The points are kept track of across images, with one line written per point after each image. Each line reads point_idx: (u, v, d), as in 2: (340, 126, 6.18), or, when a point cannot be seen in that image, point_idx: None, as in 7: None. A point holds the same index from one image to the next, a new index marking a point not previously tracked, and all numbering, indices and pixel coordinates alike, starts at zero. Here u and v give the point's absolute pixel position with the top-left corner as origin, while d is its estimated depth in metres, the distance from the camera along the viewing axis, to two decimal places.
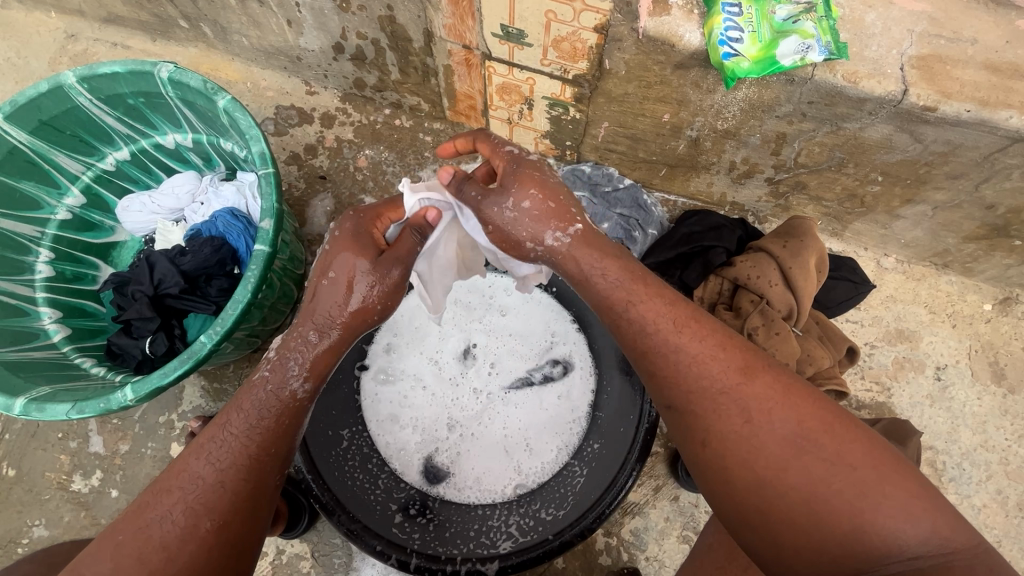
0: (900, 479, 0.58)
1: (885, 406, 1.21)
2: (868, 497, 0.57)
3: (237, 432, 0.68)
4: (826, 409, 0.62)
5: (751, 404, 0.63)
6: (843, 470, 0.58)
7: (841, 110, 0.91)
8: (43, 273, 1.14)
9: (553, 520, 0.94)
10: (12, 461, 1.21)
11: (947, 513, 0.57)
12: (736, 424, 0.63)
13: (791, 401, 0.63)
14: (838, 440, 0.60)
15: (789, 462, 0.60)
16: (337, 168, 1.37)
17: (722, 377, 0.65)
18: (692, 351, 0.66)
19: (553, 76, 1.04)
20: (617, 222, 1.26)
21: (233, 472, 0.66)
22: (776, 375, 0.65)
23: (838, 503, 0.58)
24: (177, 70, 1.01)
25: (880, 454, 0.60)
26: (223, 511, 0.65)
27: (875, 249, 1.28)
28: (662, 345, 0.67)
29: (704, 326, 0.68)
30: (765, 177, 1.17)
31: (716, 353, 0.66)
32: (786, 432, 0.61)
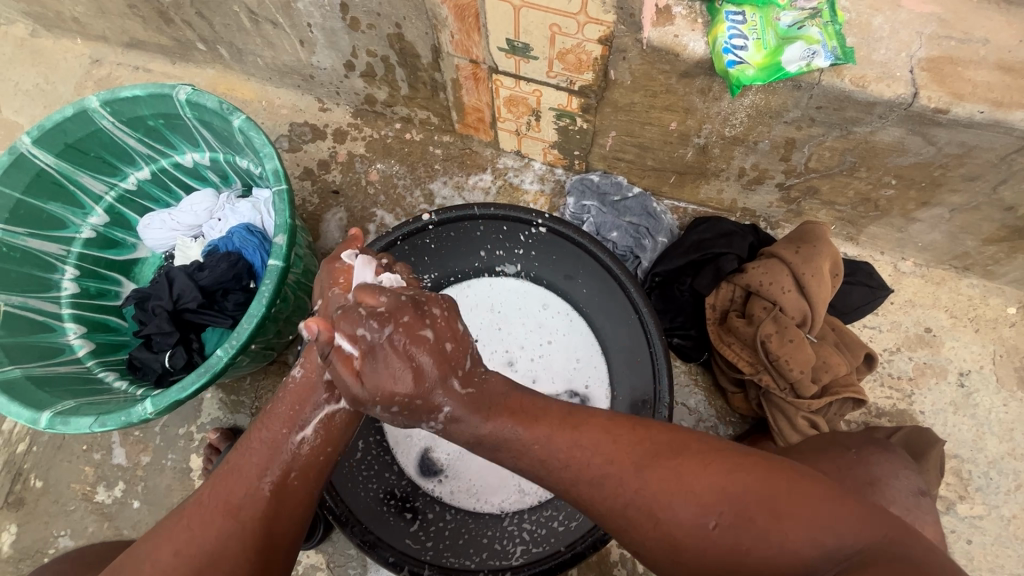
0: (799, 515, 0.58)
1: (906, 414, 1.18)
2: (779, 541, 0.57)
3: (265, 442, 0.71)
4: (715, 468, 0.62)
5: (652, 506, 0.62)
6: (745, 531, 0.58)
7: (850, 115, 0.90)
8: (68, 290, 1.18)
9: (565, 532, 0.94)
10: (39, 473, 1.25)
11: (853, 526, 0.57)
12: (647, 528, 0.62)
13: (684, 487, 0.61)
14: (732, 499, 0.60)
15: (701, 531, 0.60)
16: (349, 182, 1.39)
17: (621, 488, 0.63)
18: (585, 471, 0.65)
19: (559, 87, 1.05)
20: (627, 230, 1.26)
21: (261, 487, 0.69)
22: (663, 467, 0.63)
23: (752, 558, 0.58)
24: (194, 91, 1.04)
25: (778, 492, 0.59)
26: (254, 511, 0.67)
27: (893, 253, 1.25)
28: (554, 462, 0.65)
29: (588, 441, 0.66)
30: (776, 182, 1.16)
31: (607, 470, 0.64)
32: (689, 517, 0.60)
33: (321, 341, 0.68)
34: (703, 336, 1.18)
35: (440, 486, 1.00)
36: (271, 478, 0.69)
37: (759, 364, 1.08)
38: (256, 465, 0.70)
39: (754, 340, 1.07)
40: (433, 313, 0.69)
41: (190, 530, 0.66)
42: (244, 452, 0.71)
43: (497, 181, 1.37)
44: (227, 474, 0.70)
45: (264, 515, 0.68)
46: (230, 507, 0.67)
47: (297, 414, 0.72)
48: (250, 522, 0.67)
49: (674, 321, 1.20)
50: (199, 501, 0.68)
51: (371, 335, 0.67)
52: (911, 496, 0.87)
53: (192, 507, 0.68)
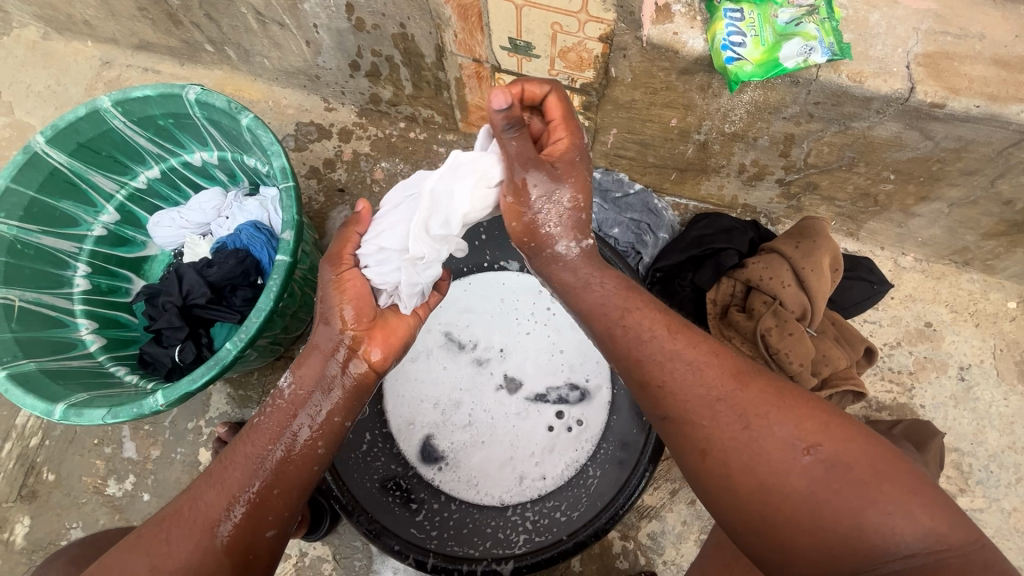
0: (896, 478, 0.58)
1: (907, 408, 1.19)
2: (869, 493, 0.57)
3: (248, 456, 0.72)
4: (816, 412, 0.63)
5: (745, 409, 0.65)
6: (839, 470, 0.59)
7: (848, 110, 0.92)
8: (80, 286, 1.20)
9: (567, 521, 0.96)
10: (51, 466, 1.27)
11: (948, 513, 0.57)
12: (728, 423, 0.65)
13: (787, 408, 0.64)
14: (831, 443, 0.61)
15: (788, 460, 0.61)
16: (354, 180, 1.41)
17: (716, 385, 0.67)
18: (686, 360, 0.70)
19: (561, 85, 1.07)
20: (628, 227, 1.27)
21: (241, 497, 0.69)
22: (769, 386, 0.67)
23: (837, 502, 0.58)
24: (203, 91, 1.06)
25: (879, 456, 0.60)
26: (234, 522, 0.68)
27: (893, 248, 1.26)
28: (656, 354, 0.71)
29: (700, 339, 0.72)
30: (776, 178, 1.17)
31: (705, 374, 0.68)
32: (784, 435, 0.62)
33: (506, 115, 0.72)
34: (705, 330, 1.19)
35: (443, 474, 1.02)
36: (254, 492, 0.70)
37: (759, 357, 1.09)
38: (238, 480, 0.70)
39: (755, 334, 1.09)
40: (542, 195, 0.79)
41: (168, 541, 0.66)
42: (226, 464, 0.71)
43: None
44: (209, 485, 0.70)
45: (245, 533, 0.68)
46: (208, 520, 0.67)
47: (280, 431, 0.74)
48: (230, 533, 0.67)
49: None
50: (180, 509, 0.68)
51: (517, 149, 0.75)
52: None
53: (172, 515, 0.68)
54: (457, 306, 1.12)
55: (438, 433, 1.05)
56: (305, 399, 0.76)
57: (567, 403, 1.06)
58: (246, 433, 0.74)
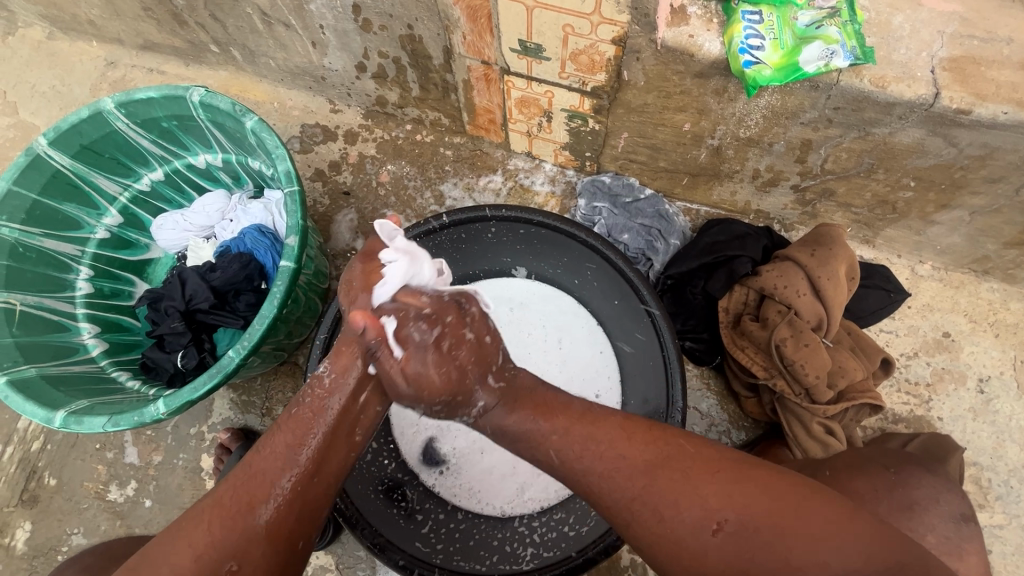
0: (802, 524, 0.58)
1: (924, 420, 1.16)
2: (785, 544, 0.58)
3: (285, 443, 0.67)
4: (722, 474, 0.63)
5: (658, 503, 0.63)
6: (750, 537, 0.59)
7: (869, 115, 0.89)
8: (83, 290, 1.19)
9: (575, 537, 0.93)
10: (53, 470, 1.26)
11: (865, 536, 0.58)
12: (652, 524, 0.63)
13: (691, 486, 0.63)
14: (737, 510, 0.60)
15: (705, 538, 0.60)
16: (360, 183, 1.39)
17: (629, 486, 0.65)
18: (597, 467, 0.67)
19: (572, 88, 1.04)
20: (638, 232, 1.24)
21: (283, 485, 0.65)
22: (674, 462, 0.65)
23: (757, 566, 0.58)
24: (207, 93, 1.05)
25: (780, 494, 0.61)
26: (276, 507, 0.65)
27: (910, 256, 1.23)
28: (566, 457, 0.68)
29: (603, 432, 0.69)
30: (791, 184, 1.14)
31: (621, 460, 0.67)
32: (693, 520, 0.61)
33: (367, 335, 0.66)
34: (716, 340, 1.16)
35: (444, 481, 0.99)
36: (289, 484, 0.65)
37: (773, 368, 1.06)
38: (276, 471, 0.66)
39: (769, 344, 1.05)
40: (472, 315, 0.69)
41: (209, 531, 0.63)
42: (262, 454, 0.67)
43: (507, 182, 1.37)
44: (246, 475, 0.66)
45: (282, 521, 0.65)
46: (248, 505, 0.64)
47: (319, 419, 0.68)
48: (271, 521, 0.64)
49: (685, 324, 1.18)
50: (220, 500, 0.65)
51: (419, 335, 0.66)
52: (953, 521, 0.86)
53: (215, 506, 0.65)
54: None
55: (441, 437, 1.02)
56: (343, 383, 0.68)
57: None
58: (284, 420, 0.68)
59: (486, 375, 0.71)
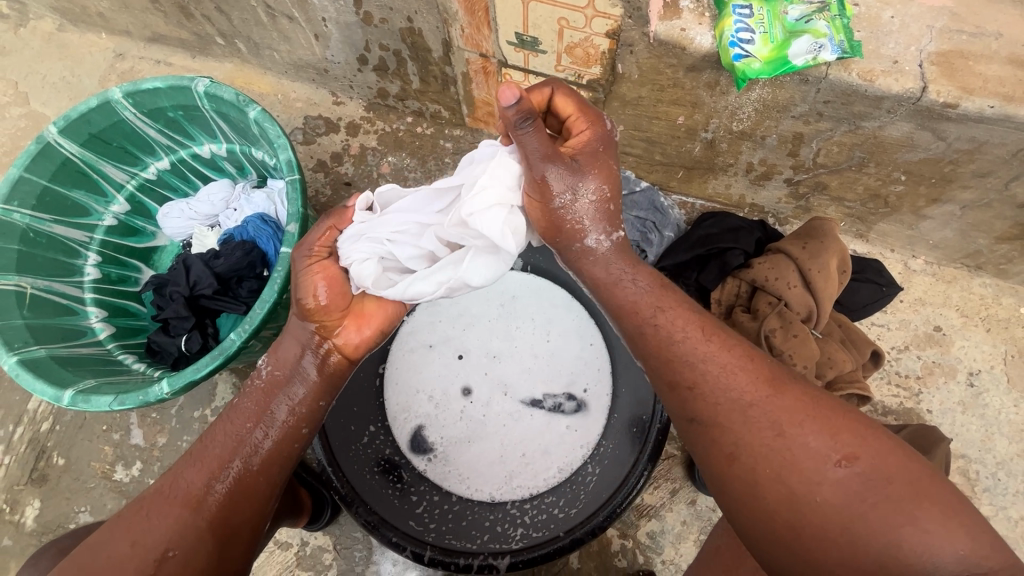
0: (933, 495, 0.60)
1: (913, 413, 1.17)
2: (905, 508, 0.60)
3: (224, 436, 0.76)
4: (862, 427, 0.66)
5: (779, 419, 0.67)
6: (876, 485, 0.61)
7: (858, 109, 0.90)
8: (91, 275, 1.22)
9: (564, 518, 0.96)
10: (61, 450, 1.30)
11: (985, 531, 0.59)
12: (767, 436, 0.67)
13: (826, 420, 0.66)
14: (871, 456, 0.63)
15: (823, 474, 0.63)
16: (361, 174, 1.42)
17: (750, 391, 0.69)
18: (722, 364, 0.71)
19: (567, 81, 1.06)
20: (633, 224, 1.25)
21: (224, 473, 0.73)
22: (806, 394, 0.69)
23: (873, 514, 0.60)
24: (212, 84, 1.07)
25: (908, 468, 0.62)
26: (216, 495, 0.72)
27: (903, 250, 1.24)
28: (690, 356, 0.72)
29: (733, 343, 0.73)
30: (785, 178, 1.15)
31: (742, 380, 0.70)
32: (818, 446, 0.64)
33: None
34: None
35: (433, 467, 1.02)
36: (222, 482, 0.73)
37: None
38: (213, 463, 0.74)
39: (759, 335, 1.07)
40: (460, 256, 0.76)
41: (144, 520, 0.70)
42: (204, 445, 0.76)
43: None
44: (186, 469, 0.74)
45: (225, 508, 0.72)
46: (190, 492, 0.72)
47: (258, 416, 0.77)
48: (211, 507, 0.71)
49: None
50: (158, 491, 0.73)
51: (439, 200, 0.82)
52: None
53: (151, 496, 0.72)
54: (458, 304, 1.11)
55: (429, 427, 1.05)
56: (284, 376, 0.78)
57: (563, 412, 1.05)
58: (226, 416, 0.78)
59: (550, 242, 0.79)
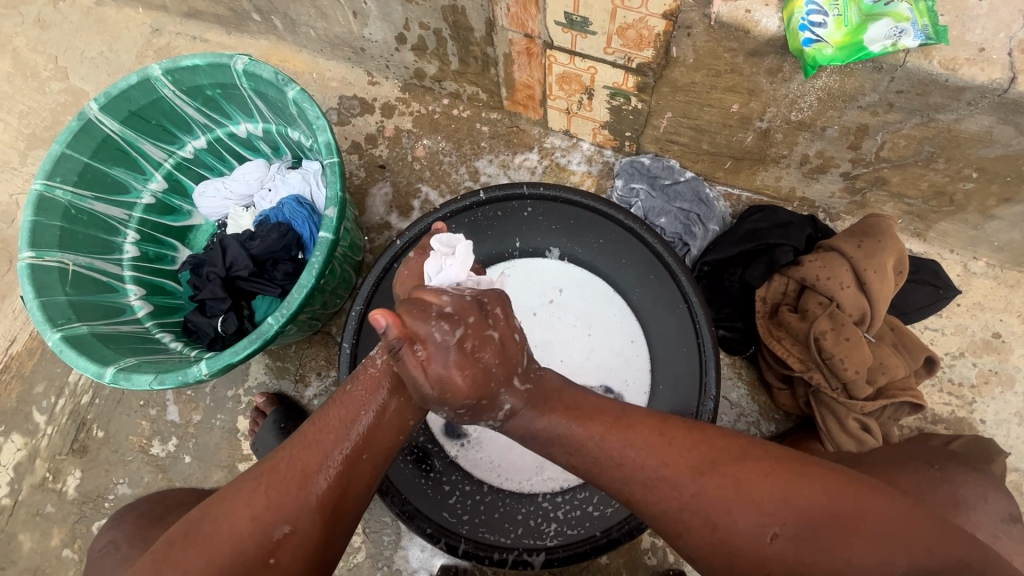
0: (861, 526, 0.59)
1: (965, 422, 1.12)
2: (840, 546, 0.58)
3: (342, 417, 0.70)
4: (774, 477, 0.62)
5: (710, 514, 0.62)
6: (808, 538, 0.59)
7: (935, 100, 0.84)
8: (130, 253, 1.23)
9: (600, 517, 0.94)
10: (101, 423, 1.33)
11: (920, 539, 0.59)
12: (704, 535, 0.63)
13: (746, 496, 0.62)
14: (796, 510, 0.60)
15: (768, 546, 0.60)
16: (396, 157, 1.39)
17: (682, 491, 0.64)
18: (645, 472, 0.66)
19: (616, 65, 1.01)
20: (676, 216, 1.22)
21: (337, 459, 0.68)
22: (727, 471, 0.64)
23: (817, 568, 0.58)
24: (251, 62, 1.05)
25: (836, 502, 0.60)
26: (330, 479, 0.67)
27: (963, 251, 1.18)
28: (607, 460, 0.67)
29: (637, 433, 0.68)
30: (842, 171, 1.09)
31: (662, 473, 0.65)
32: (750, 525, 0.61)
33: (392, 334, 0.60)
34: (751, 329, 1.14)
35: (466, 453, 1.01)
36: (346, 455, 0.68)
37: (810, 361, 1.03)
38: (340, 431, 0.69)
39: (808, 337, 1.03)
40: (495, 314, 0.67)
41: (265, 501, 0.66)
42: (319, 426, 0.70)
43: (543, 161, 1.35)
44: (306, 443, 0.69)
45: (340, 491, 0.68)
46: (304, 476, 0.67)
47: (371, 400, 0.71)
48: (324, 495, 0.67)
49: (720, 312, 1.16)
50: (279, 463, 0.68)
51: (441, 337, 0.62)
52: (998, 522, 0.81)
53: (273, 466, 0.68)
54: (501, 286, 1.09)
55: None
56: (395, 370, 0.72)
57: None
58: (340, 395, 0.73)
59: (511, 376, 0.68)
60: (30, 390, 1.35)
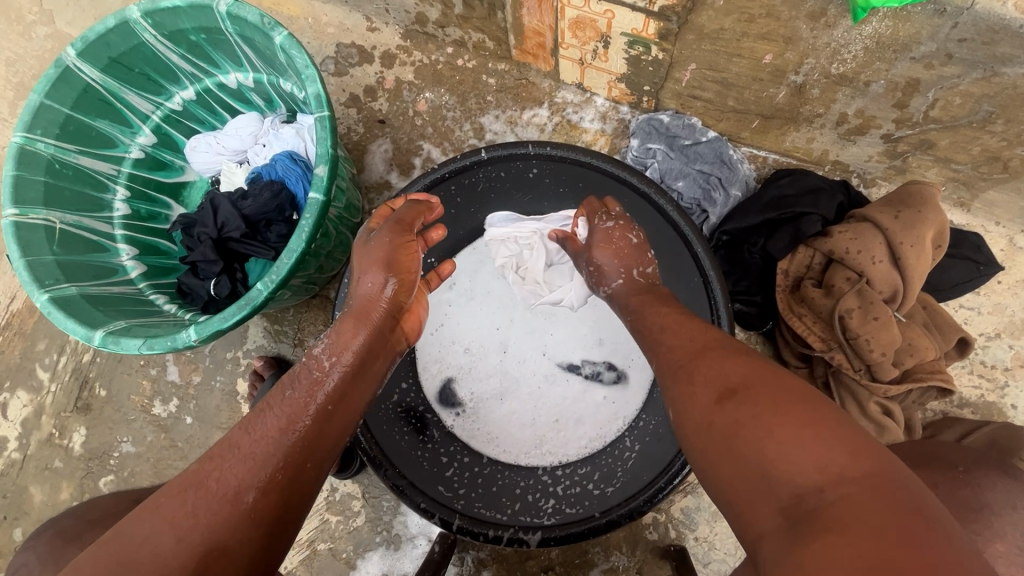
0: (802, 414, 0.50)
1: (994, 407, 1.06)
2: (771, 421, 0.51)
3: (284, 403, 0.64)
4: (772, 371, 0.57)
5: (695, 372, 0.62)
6: (752, 408, 0.53)
7: (1003, 51, 0.73)
8: (121, 211, 1.18)
9: (601, 497, 0.91)
10: (103, 382, 1.33)
11: (868, 451, 0.47)
12: (681, 383, 0.62)
13: (722, 368, 0.60)
14: (750, 388, 0.55)
15: (715, 409, 0.56)
16: (396, 112, 1.31)
17: (678, 353, 0.66)
18: (664, 338, 0.70)
19: (636, 8, 0.90)
20: (694, 180, 1.13)
21: (285, 441, 0.61)
22: (725, 351, 0.63)
23: (746, 440, 0.52)
24: (234, 3, 0.96)
25: (800, 395, 0.53)
26: (280, 462, 0.59)
27: (1010, 224, 1.07)
28: (643, 328, 0.75)
29: (685, 325, 0.71)
30: (883, 133, 0.99)
31: (670, 343, 0.68)
32: (709, 390, 0.58)
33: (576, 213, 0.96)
34: (770, 304, 1.06)
35: (462, 423, 0.99)
36: (295, 439, 0.61)
37: (832, 341, 0.96)
38: (279, 419, 0.62)
39: (831, 314, 0.95)
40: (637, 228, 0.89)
41: (192, 502, 0.54)
42: (260, 413, 0.63)
43: (553, 117, 1.25)
44: (238, 440, 0.60)
45: (289, 476, 0.59)
46: (250, 459, 0.58)
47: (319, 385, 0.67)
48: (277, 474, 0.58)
49: (737, 284, 1.08)
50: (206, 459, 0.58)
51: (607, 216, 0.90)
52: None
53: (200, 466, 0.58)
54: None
55: (463, 381, 1.01)
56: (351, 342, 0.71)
57: (600, 381, 1.00)
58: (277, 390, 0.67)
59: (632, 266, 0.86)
60: (32, 347, 1.35)
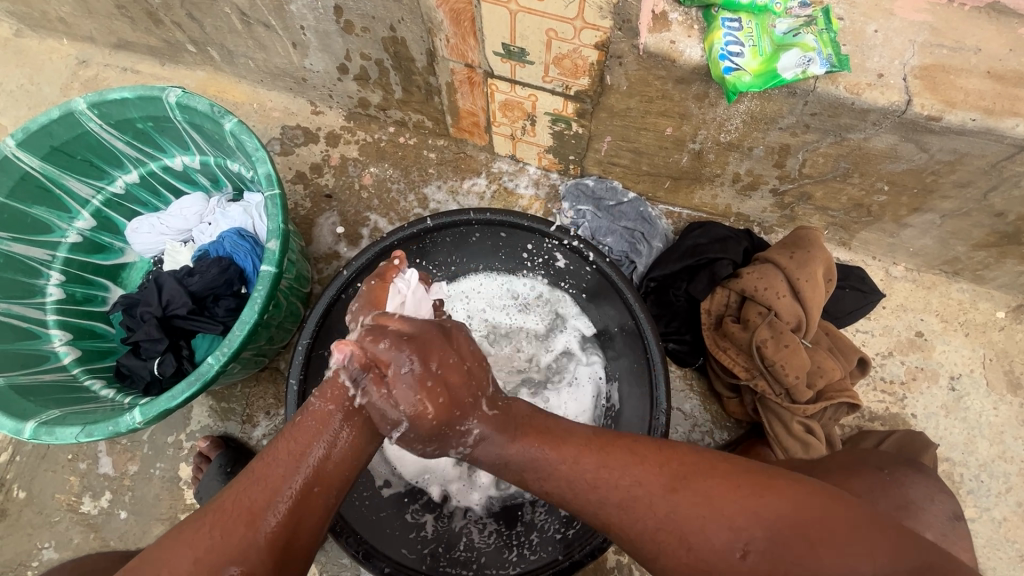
0: (832, 534, 0.57)
1: (899, 417, 1.19)
2: (817, 548, 0.57)
3: (288, 458, 0.66)
4: (744, 492, 0.62)
5: (684, 526, 0.61)
6: (781, 547, 0.58)
7: (844, 121, 0.91)
8: (54, 295, 1.15)
9: (563, 541, 0.91)
10: (22, 483, 1.22)
11: (887, 547, 0.57)
12: (677, 552, 0.62)
13: (717, 507, 0.61)
14: (765, 517, 0.60)
15: (737, 556, 0.59)
16: (342, 186, 1.38)
17: (647, 514, 0.63)
18: (614, 500, 0.65)
19: (555, 92, 1.05)
20: (622, 235, 1.26)
21: (285, 496, 0.65)
22: (691, 475, 0.64)
23: (795, 575, 0.57)
24: (185, 94, 1.03)
25: (806, 509, 0.60)
26: (282, 514, 0.64)
27: (884, 258, 1.27)
28: (604, 508, 0.65)
29: (615, 466, 0.66)
30: (770, 188, 1.16)
31: (636, 491, 0.65)
32: (719, 542, 0.60)
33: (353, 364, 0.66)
34: (699, 341, 1.18)
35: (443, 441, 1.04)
36: (297, 489, 0.65)
37: (754, 369, 1.08)
38: (265, 488, 0.65)
39: (750, 346, 1.07)
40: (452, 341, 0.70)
41: (211, 540, 0.62)
42: (268, 461, 0.66)
43: (491, 185, 1.37)
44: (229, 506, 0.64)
45: (286, 531, 0.64)
46: (249, 514, 0.63)
47: (318, 435, 0.68)
48: (278, 523, 0.64)
49: (668, 326, 1.19)
50: (222, 507, 0.64)
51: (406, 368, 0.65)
52: (947, 520, 0.90)
53: (216, 511, 0.64)
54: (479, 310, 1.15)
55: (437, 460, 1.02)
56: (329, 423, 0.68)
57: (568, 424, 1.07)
58: (288, 432, 0.69)
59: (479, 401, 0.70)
60: None
